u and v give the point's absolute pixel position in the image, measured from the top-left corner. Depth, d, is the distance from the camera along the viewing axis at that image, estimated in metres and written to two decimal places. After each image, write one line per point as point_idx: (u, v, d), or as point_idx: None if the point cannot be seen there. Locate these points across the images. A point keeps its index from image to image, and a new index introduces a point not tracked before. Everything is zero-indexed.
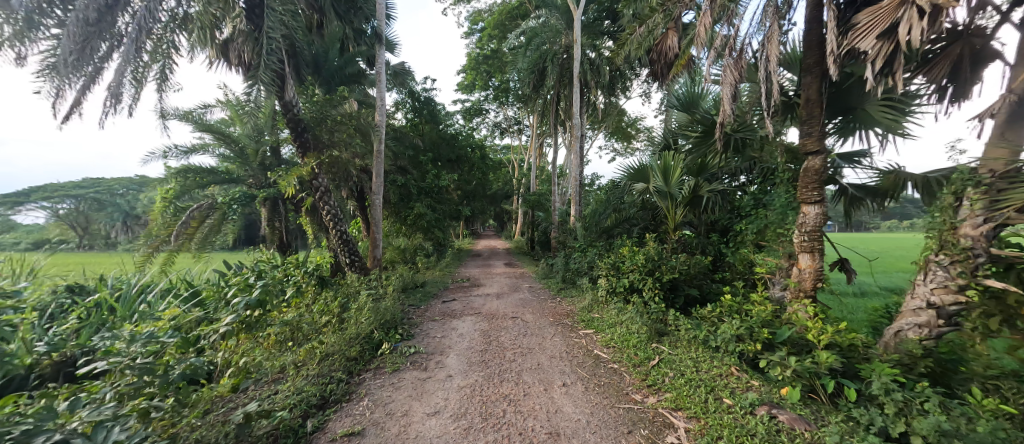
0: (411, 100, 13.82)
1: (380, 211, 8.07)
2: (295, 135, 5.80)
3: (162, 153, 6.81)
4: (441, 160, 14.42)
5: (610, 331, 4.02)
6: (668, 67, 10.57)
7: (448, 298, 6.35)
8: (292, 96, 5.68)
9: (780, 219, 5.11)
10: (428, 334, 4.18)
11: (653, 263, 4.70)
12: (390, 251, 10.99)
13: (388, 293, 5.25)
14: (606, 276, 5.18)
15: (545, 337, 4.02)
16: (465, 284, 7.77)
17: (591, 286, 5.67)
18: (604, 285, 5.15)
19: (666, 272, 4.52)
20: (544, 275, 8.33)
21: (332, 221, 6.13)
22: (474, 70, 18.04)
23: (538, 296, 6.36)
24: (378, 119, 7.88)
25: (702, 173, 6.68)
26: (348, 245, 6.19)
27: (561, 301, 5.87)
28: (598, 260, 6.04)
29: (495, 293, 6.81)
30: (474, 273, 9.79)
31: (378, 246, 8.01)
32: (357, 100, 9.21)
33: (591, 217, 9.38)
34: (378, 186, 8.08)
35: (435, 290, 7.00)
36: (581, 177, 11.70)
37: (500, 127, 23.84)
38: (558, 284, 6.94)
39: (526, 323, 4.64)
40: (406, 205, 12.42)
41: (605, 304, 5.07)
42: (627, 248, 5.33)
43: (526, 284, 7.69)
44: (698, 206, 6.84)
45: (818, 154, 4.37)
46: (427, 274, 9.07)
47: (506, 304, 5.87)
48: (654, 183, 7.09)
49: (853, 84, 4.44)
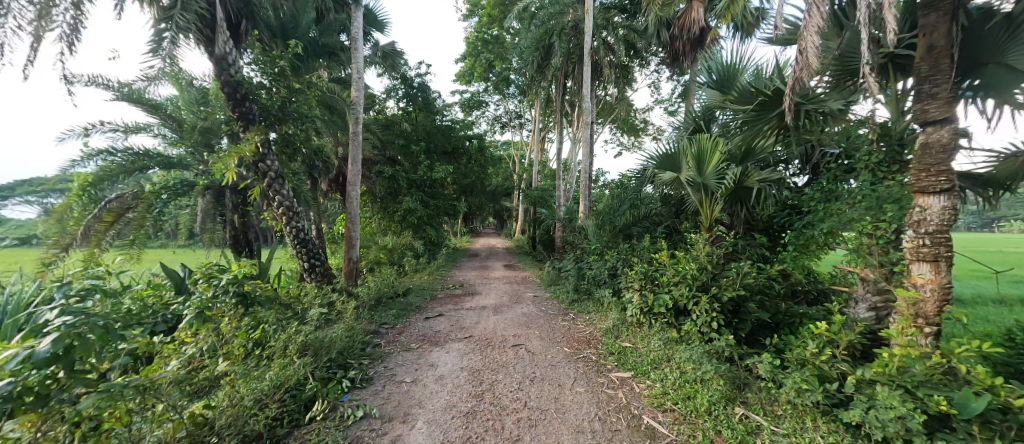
0: (403, 85, 12.53)
1: (357, 205, 6.81)
2: (234, 104, 4.50)
3: (82, 130, 5.50)
4: (436, 151, 13.16)
5: (657, 378, 2.77)
6: (691, 44, 9.31)
7: (433, 312, 5.08)
8: (226, 49, 4.38)
9: (870, 216, 3.84)
10: (392, 379, 2.90)
11: (704, 275, 3.43)
12: (375, 251, 9.73)
13: (349, 311, 3.98)
14: (638, 290, 3.90)
15: (564, 387, 2.76)
16: (457, 293, 6.51)
17: (615, 301, 4.41)
18: (635, 302, 3.88)
19: (727, 290, 3.24)
20: (552, 282, 7.06)
21: (284, 216, 4.83)
22: (474, 57, 16.77)
23: (545, 311, 5.11)
24: (356, 95, 6.66)
25: (748, 159, 5.43)
26: (306, 246, 4.91)
27: (576, 320, 4.59)
28: (623, 268, 4.76)
29: (493, 305, 5.58)
30: (469, 277, 8.54)
31: (355, 246, 6.79)
32: (335, 78, 7.95)
33: (606, 214, 8.11)
34: (354, 175, 6.81)
35: (420, 300, 5.75)
36: (590, 170, 10.39)
37: (500, 121, 22.61)
38: (569, 295, 5.68)
39: (534, 356, 3.36)
40: (395, 200, 11.19)
41: (638, 327, 3.81)
42: (664, 254, 4.05)
43: (529, 293, 6.41)
44: (740, 200, 5.60)
45: (944, 123, 3.09)
46: (414, 279, 7.82)
47: (506, 322, 4.62)
48: (685, 174, 5.89)
49: (996, 27, 3.16)
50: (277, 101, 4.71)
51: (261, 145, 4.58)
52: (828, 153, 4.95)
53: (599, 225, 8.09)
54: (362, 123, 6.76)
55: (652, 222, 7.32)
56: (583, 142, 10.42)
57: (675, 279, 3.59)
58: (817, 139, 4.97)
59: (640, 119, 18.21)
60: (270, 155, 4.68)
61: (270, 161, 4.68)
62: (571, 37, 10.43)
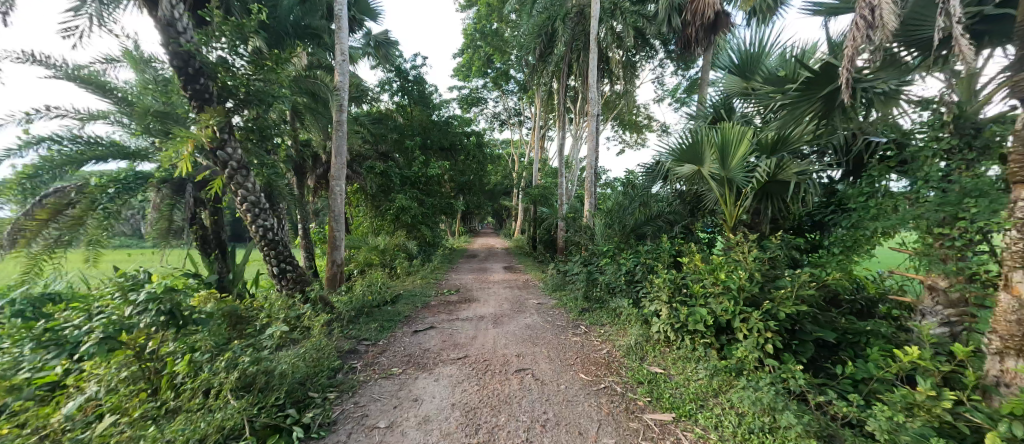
0: (398, 77, 11.84)
1: (342, 202, 6.16)
2: (185, 79, 3.79)
3: (26, 116, 4.82)
4: (433, 147, 12.45)
5: (710, 425, 2.12)
6: (704, 30, 8.69)
7: (423, 325, 4.41)
8: (173, 15, 3.72)
9: (948, 214, 3.19)
10: (363, 424, 2.23)
11: (753, 287, 2.78)
12: (365, 252, 9.06)
13: (318, 327, 3.30)
14: (666, 302, 3.24)
15: (588, 438, 2.12)
16: (451, 300, 5.84)
17: (637, 314, 3.75)
18: (663, 317, 3.23)
19: (785, 306, 2.60)
20: (557, 288, 6.39)
21: (249, 213, 4.11)
22: (472, 50, 16.11)
23: (552, 323, 4.46)
24: (340, 80, 6.01)
25: (779, 150, 4.77)
26: (275, 248, 4.22)
27: (590, 335, 3.93)
28: (644, 274, 4.10)
29: (493, 315, 4.93)
30: (466, 281, 7.88)
31: (339, 247, 6.16)
32: (320, 63, 7.28)
33: (615, 213, 7.45)
34: (338, 169, 6.13)
35: (410, 309, 5.10)
36: (596, 166, 9.71)
37: (499, 118, 21.98)
38: (577, 303, 5.02)
39: (544, 386, 2.71)
40: (388, 198, 10.54)
41: (670, 347, 3.17)
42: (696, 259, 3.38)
43: (532, 301, 5.74)
44: (769, 196, 4.98)
45: None
46: (405, 283, 7.15)
47: (508, 336, 3.98)
48: (707, 166, 5.26)
49: None
50: (239, 79, 4.01)
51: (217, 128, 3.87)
52: (872, 142, 4.35)
53: (608, 224, 7.43)
54: (347, 112, 6.10)
55: (666, 221, 6.68)
56: (589, 136, 9.71)
57: (716, 289, 2.94)
58: (858, 127, 4.39)
59: (643, 115, 17.57)
60: (231, 143, 3.98)
61: (231, 148, 3.98)
62: (576, 23, 9.76)
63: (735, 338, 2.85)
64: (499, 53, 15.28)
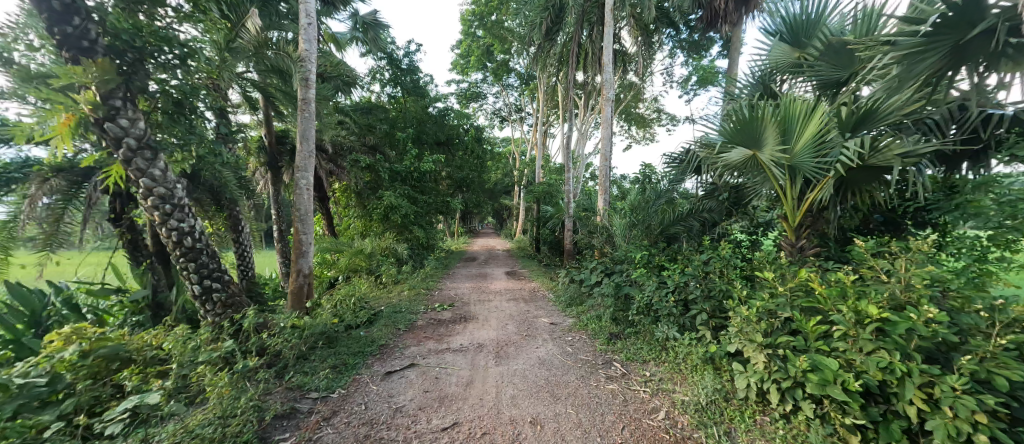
0: (389, 64, 10.71)
1: (309, 198, 5.03)
2: (48, 17, 2.56)
3: None
4: (428, 141, 11.32)
5: None
6: None
7: (401, 360, 3.28)
8: None
9: None
10: None
11: (939, 335, 1.65)
12: (348, 256, 7.98)
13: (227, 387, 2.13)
14: (763, 343, 2.11)
15: None
16: (443, 319, 4.69)
17: (702, 352, 2.62)
18: (756, 366, 2.11)
19: (1008, 369, 1.50)
20: (573, 303, 5.24)
21: (155, 212, 2.94)
22: (471, 40, 14.95)
23: (575, 357, 3.32)
24: (306, 46, 4.89)
25: (862, 128, 3.69)
26: (196, 260, 3.06)
27: (631, 380, 2.80)
28: (702, 292, 2.97)
29: (494, 342, 3.81)
30: (462, 291, 6.77)
31: (307, 254, 5.05)
32: (287, 33, 6.09)
33: (637, 211, 6.30)
34: (303, 157, 5.00)
35: (387, 334, 3.98)
36: (610, 159, 8.56)
37: (499, 114, 20.87)
38: (604, 326, 3.90)
39: None
40: (377, 196, 9.45)
41: (772, 414, 2.07)
42: (801, 277, 2.24)
43: (543, 320, 4.60)
44: (849, 188, 3.86)
45: None
46: (390, 295, 6.04)
47: (517, 381, 2.84)
48: (767, 151, 3.99)
49: None
50: (142, 25, 2.85)
51: (102, 91, 2.69)
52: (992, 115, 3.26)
53: (629, 225, 6.28)
54: (315, 88, 5.01)
55: (702, 221, 5.55)
56: (603, 124, 8.53)
57: (860, 332, 1.81)
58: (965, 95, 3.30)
59: (652, 109, 16.45)
60: (127, 112, 2.81)
61: (128, 120, 2.81)
62: None
63: (891, 410, 1.76)
64: (499, 42, 14.17)
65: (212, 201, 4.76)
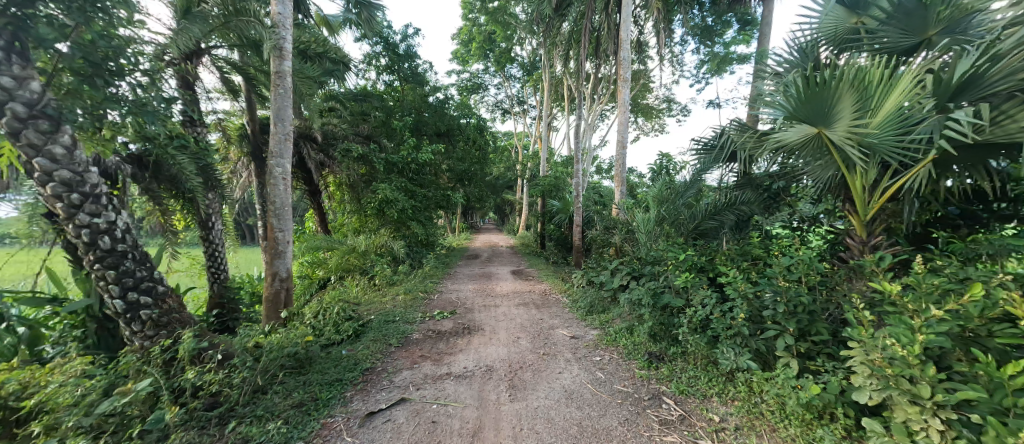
0: (384, 49, 9.96)
1: (286, 190, 4.30)
2: None
3: None
4: (427, 132, 10.51)
5: None
6: None
7: (390, 392, 2.57)
8: None
9: None
10: None
11: None
12: (338, 255, 7.26)
13: None
14: (936, 403, 1.41)
15: None
16: (443, 331, 3.99)
17: (798, 396, 1.91)
18: (922, 434, 1.43)
19: None
20: (594, 311, 4.52)
21: (57, 204, 2.28)
22: (471, 27, 14.15)
23: (607, 385, 2.63)
24: (278, 9, 4.19)
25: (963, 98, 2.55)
26: (118, 267, 2.45)
27: (694, 426, 2.09)
28: (778, 308, 2.24)
29: (503, 362, 3.11)
30: (465, 294, 6.07)
31: (285, 255, 4.34)
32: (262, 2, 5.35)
33: (662, 204, 5.53)
34: (280, 141, 4.27)
35: (373, 352, 3.26)
36: (625, 148, 7.76)
37: (501, 107, 20.06)
38: (639, 344, 3.20)
39: None
40: (370, 189, 8.72)
41: None
42: (968, 295, 1.51)
43: (562, 333, 3.87)
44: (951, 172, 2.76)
45: None
46: (384, 300, 5.32)
47: (534, 425, 2.16)
48: (839, 130, 2.81)
49: None
50: None
51: None
52: None
53: (655, 221, 5.51)
54: (291, 60, 4.30)
55: (737, 215, 4.76)
56: (619, 109, 7.72)
57: None
58: None
59: (661, 99, 15.59)
60: (11, 68, 2.11)
61: (13, 79, 2.11)
62: None
63: None
64: (502, 28, 13.05)
65: (171, 193, 4.08)
